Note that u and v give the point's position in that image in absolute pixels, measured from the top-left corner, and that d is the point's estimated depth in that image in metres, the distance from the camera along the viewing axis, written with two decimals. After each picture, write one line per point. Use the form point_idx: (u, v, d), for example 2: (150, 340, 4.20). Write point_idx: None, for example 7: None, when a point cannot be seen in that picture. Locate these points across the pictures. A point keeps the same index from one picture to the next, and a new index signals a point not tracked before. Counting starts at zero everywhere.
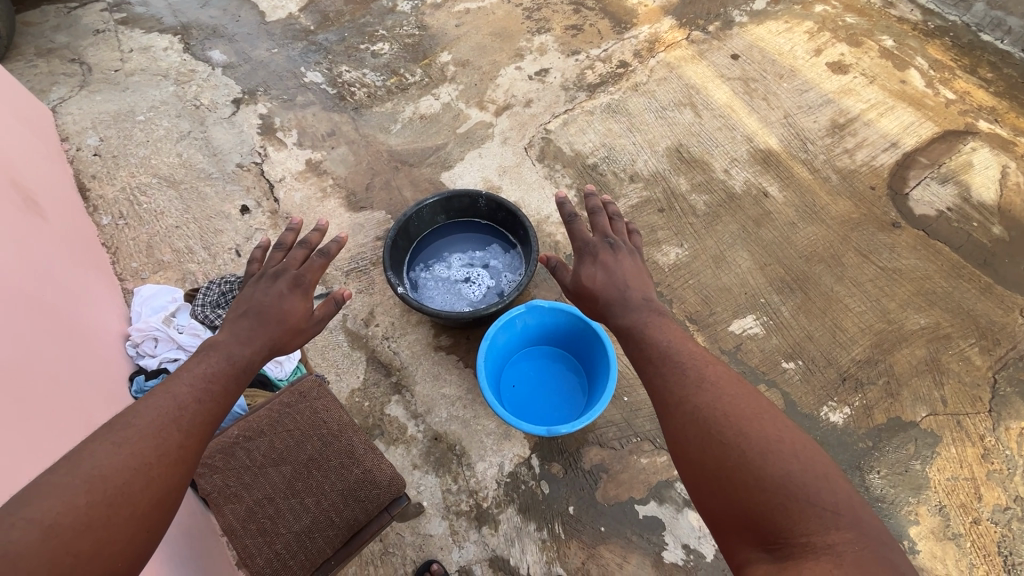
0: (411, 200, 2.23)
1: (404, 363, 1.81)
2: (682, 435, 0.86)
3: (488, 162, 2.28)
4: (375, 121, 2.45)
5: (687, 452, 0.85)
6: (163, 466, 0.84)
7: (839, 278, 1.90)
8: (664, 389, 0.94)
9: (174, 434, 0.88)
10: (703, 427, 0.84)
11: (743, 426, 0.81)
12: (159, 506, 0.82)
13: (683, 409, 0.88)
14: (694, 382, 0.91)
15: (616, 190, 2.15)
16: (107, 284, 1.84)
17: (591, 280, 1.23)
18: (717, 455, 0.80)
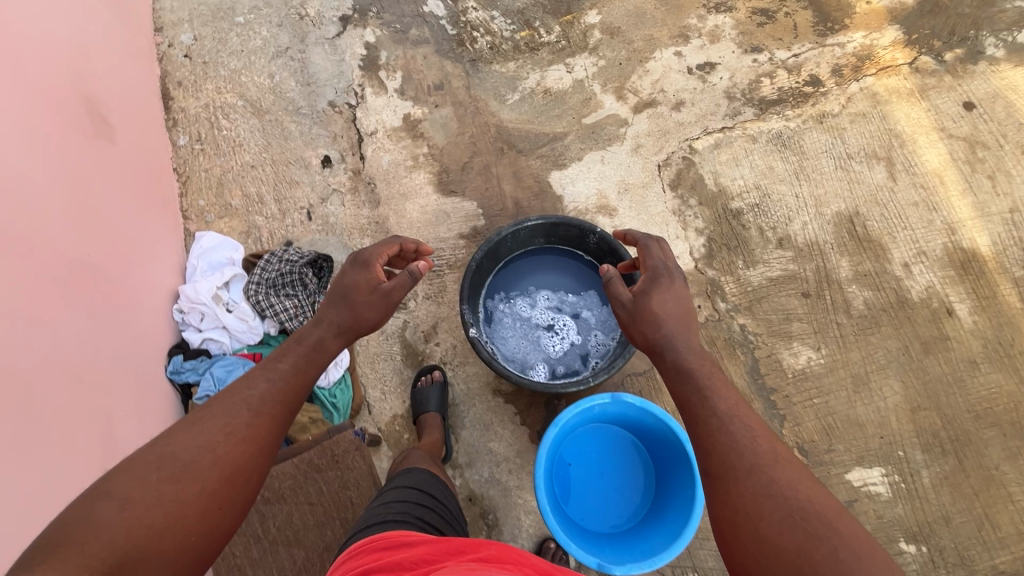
0: (509, 196, 1.90)
1: (456, 400, 1.61)
2: (751, 507, 0.80)
3: (610, 171, 1.89)
4: (492, 82, 2.06)
5: (751, 523, 0.78)
6: (229, 443, 0.85)
7: (1011, 454, 1.49)
8: (733, 452, 0.87)
9: (243, 412, 0.90)
10: (779, 507, 0.78)
11: (827, 516, 0.75)
12: (229, 485, 0.83)
13: (753, 480, 0.82)
14: (769, 454, 0.85)
15: (757, 253, 1.73)
16: (166, 227, 1.69)
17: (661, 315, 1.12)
18: (793, 537, 0.74)
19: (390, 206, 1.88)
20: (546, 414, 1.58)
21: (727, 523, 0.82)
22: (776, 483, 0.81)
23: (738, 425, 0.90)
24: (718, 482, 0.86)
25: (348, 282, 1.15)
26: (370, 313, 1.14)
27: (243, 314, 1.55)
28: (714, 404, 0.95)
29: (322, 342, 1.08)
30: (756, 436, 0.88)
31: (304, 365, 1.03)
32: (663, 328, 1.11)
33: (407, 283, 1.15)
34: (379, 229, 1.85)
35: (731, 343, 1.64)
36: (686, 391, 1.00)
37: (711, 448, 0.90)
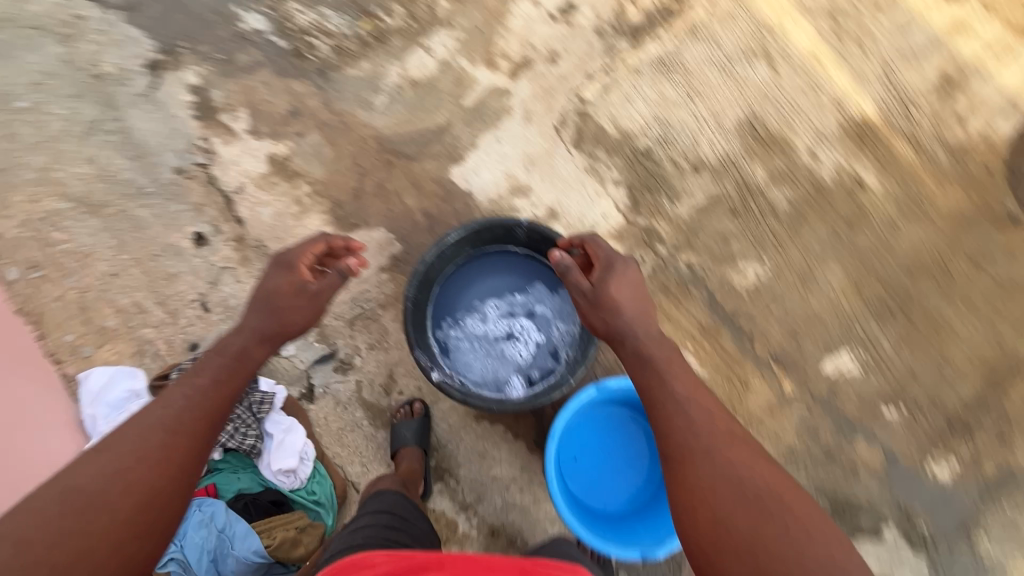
0: (416, 209, 1.75)
1: (442, 442, 1.52)
2: (709, 486, 0.87)
3: (509, 149, 1.78)
4: (351, 91, 1.85)
5: (709, 504, 0.86)
6: (143, 468, 0.88)
7: (947, 295, 1.59)
8: (689, 433, 0.94)
9: (158, 433, 0.93)
10: (734, 486, 0.86)
11: (778, 494, 0.85)
12: (147, 510, 0.87)
13: (712, 462, 0.90)
14: (726, 435, 0.94)
15: (677, 186, 1.71)
16: (31, 389, 1.45)
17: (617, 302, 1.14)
18: (746, 513, 0.83)
19: None
20: (536, 420, 1.52)
21: (683, 503, 0.89)
22: (730, 464, 0.89)
23: (697, 409, 0.97)
24: (678, 466, 0.92)
25: (271, 285, 1.19)
26: (296, 316, 1.19)
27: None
28: (673, 389, 1.02)
29: (246, 350, 1.13)
30: (714, 418, 0.96)
31: (225, 376, 1.07)
32: (624, 313, 1.14)
33: (340, 281, 1.25)
34: None
35: (683, 283, 1.63)
36: (646, 377, 1.06)
37: (671, 435, 0.95)
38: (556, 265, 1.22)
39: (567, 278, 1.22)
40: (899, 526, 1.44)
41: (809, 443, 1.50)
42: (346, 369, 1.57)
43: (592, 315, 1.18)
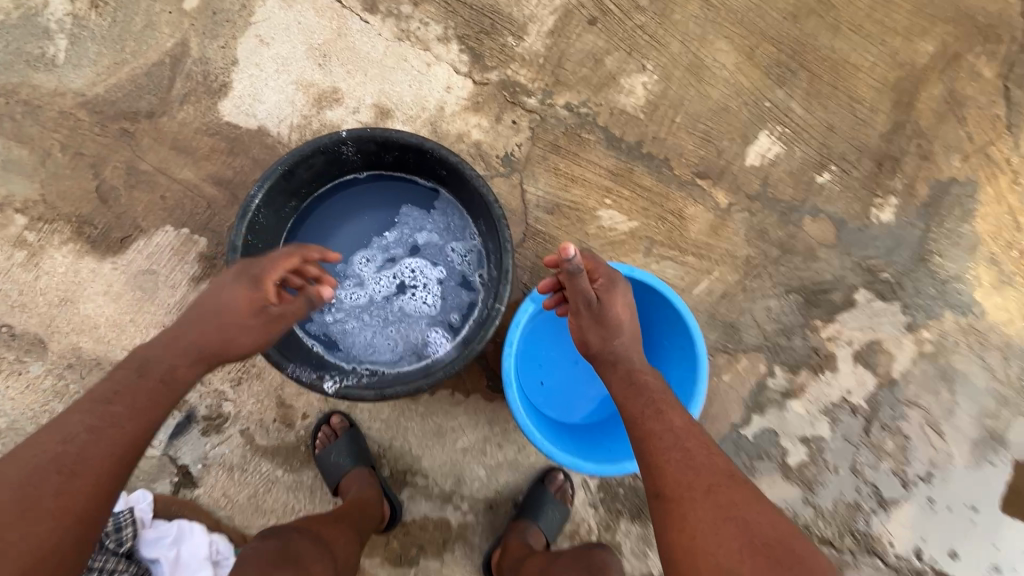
0: (198, 180, 1.22)
1: (386, 443, 1.20)
2: (708, 534, 0.70)
3: (284, 48, 1.26)
4: (6, 53, 1.20)
5: (710, 552, 0.69)
6: (22, 525, 0.64)
7: (837, 27, 1.41)
8: (689, 471, 0.78)
9: (50, 478, 0.68)
10: (739, 532, 0.70)
11: (788, 541, 0.69)
12: None
13: (713, 501, 0.74)
14: (730, 473, 0.78)
15: (515, 14, 1.31)
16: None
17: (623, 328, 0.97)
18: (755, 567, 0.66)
19: (63, 330, 1.15)
20: (482, 365, 1.25)
21: (678, 552, 0.71)
22: (736, 507, 0.72)
23: (696, 445, 0.81)
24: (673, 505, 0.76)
25: (219, 298, 0.89)
26: (244, 338, 0.89)
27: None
28: (671, 417, 0.86)
29: (173, 371, 0.84)
30: (713, 454, 0.80)
31: (145, 401, 0.78)
32: (622, 338, 0.98)
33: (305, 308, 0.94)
34: (79, 368, 1.13)
35: (571, 133, 1.32)
36: (639, 405, 0.90)
37: (667, 467, 0.79)
38: (566, 268, 0.89)
39: (571, 285, 0.93)
40: (867, 286, 1.37)
41: (763, 247, 1.35)
42: (219, 425, 1.16)
43: (586, 327, 0.99)
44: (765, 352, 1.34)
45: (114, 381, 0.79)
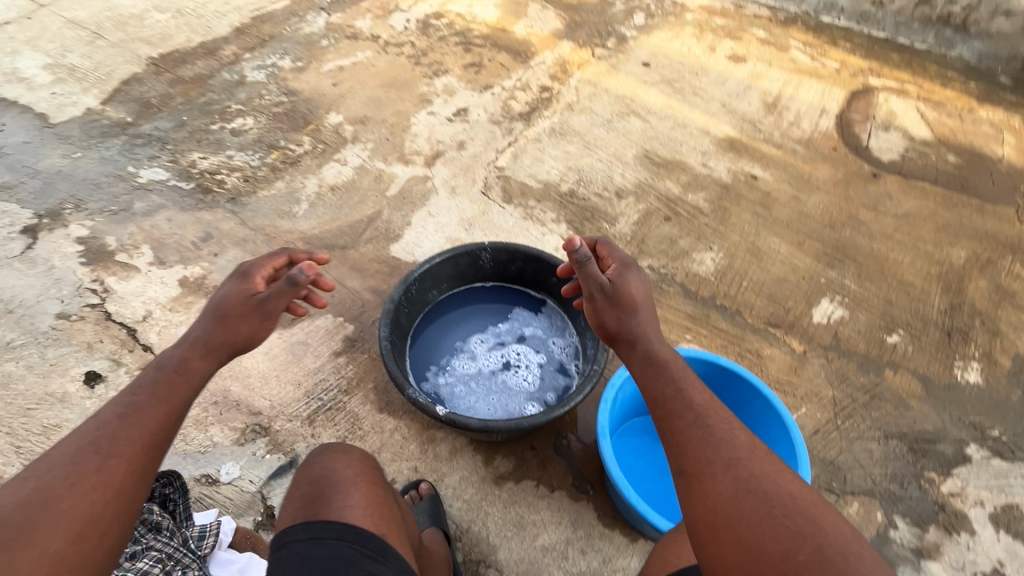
0: (362, 288, 1.60)
1: (463, 526, 1.15)
2: (731, 506, 0.71)
3: (445, 218, 1.79)
4: (267, 207, 1.81)
5: (733, 524, 0.70)
6: (74, 494, 0.64)
7: (871, 235, 1.75)
8: (709, 448, 0.78)
9: (91, 455, 0.68)
10: (760, 505, 0.69)
11: (809, 510, 0.68)
12: (82, 540, 0.63)
13: (732, 475, 0.74)
14: (750, 447, 0.77)
15: (611, 211, 1.81)
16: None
17: (637, 297, 1.03)
18: (775, 534, 0.66)
19: None
20: (568, 463, 1.24)
21: (704, 526, 0.72)
22: (754, 481, 0.72)
23: (716, 420, 0.81)
24: (695, 481, 0.76)
25: (219, 298, 0.96)
26: (243, 328, 0.94)
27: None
28: (689, 396, 0.86)
29: (187, 363, 0.86)
30: (735, 429, 0.80)
31: (165, 390, 0.80)
32: (641, 316, 1.00)
33: (286, 287, 0.95)
34: (222, 406, 1.29)
35: (654, 284, 1.61)
36: (660, 384, 0.89)
37: (687, 444, 0.79)
38: (576, 257, 1.05)
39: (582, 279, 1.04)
40: (978, 442, 1.31)
41: (849, 390, 1.39)
42: None
43: (603, 311, 1.03)
44: (879, 499, 1.23)
45: (136, 379, 0.81)
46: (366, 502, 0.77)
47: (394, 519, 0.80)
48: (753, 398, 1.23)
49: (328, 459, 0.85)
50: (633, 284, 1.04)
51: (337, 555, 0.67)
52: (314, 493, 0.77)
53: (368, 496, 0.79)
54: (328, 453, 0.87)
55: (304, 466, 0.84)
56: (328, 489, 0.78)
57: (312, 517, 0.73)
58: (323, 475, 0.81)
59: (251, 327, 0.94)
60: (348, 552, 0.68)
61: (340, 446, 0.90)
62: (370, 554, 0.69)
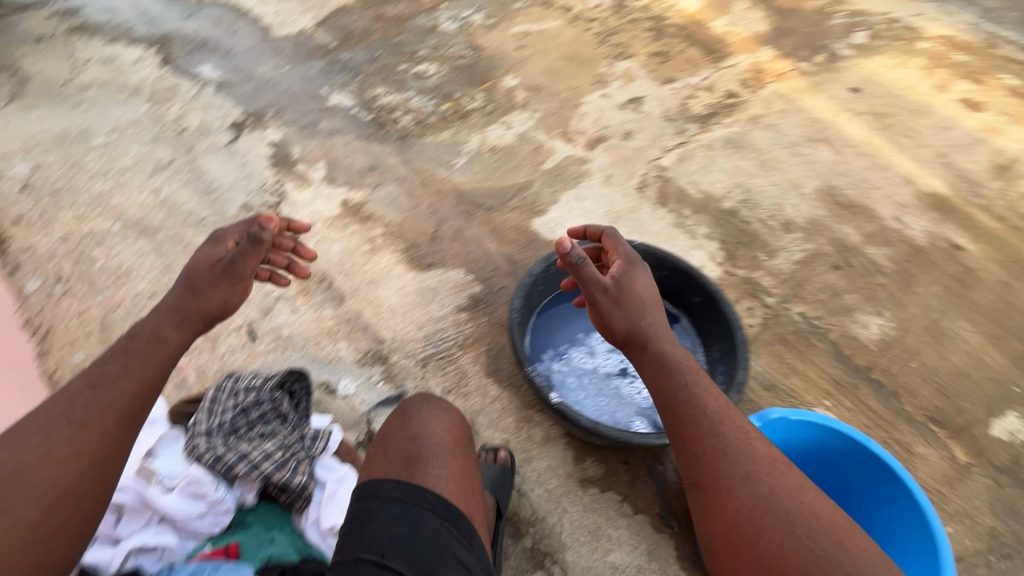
0: (498, 253, 1.62)
1: (539, 514, 1.13)
2: (748, 520, 0.76)
3: (592, 205, 1.74)
4: (430, 153, 1.87)
5: (752, 540, 0.76)
6: (46, 467, 0.69)
7: None
8: (726, 460, 0.82)
9: (61, 428, 0.72)
10: (774, 518, 0.75)
11: (825, 527, 0.73)
12: (58, 509, 0.69)
13: (750, 490, 0.78)
14: (767, 461, 0.81)
15: (772, 242, 1.64)
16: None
17: (644, 299, 1.00)
18: (791, 549, 0.72)
19: None
20: (659, 490, 1.17)
21: (722, 536, 0.79)
22: (773, 497, 0.77)
23: (732, 431, 0.84)
24: (712, 493, 0.82)
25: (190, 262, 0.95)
26: (216, 295, 0.92)
27: (197, 485, 0.90)
28: (704, 403, 0.88)
29: (160, 332, 0.86)
30: (751, 440, 0.84)
31: (138, 359, 0.82)
32: (648, 316, 0.99)
33: (251, 247, 0.92)
34: (354, 323, 1.39)
35: (802, 335, 1.45)
36: (675, 388, 0.91)
37: (706, 456, 0.83)
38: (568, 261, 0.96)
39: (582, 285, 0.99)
40: None
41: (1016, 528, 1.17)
42: None
43: (611, 314, 0.99)
44: None
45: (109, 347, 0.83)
46: (457, 474, 0.76)
47: (478, 489, 0.80)
48: (897, 499, 1.06)
49: (430, 419, 0.84)
50: (637, 285, 1.01)
51: (428, 529, 0.67)
52: (412, 455, 0.77)
53: (462, 468, 0.79)
54: (432, 410, 0.86)
55: (408, 420, 0.83)
56: (427, 452, 0.77)
57: (408, 480, 0.72)
58: (421, 435, 0.80)
59: (226, 290, 0.93)
60: (438, 528, 0.68)
61: (442, 405, 0.90)
62: (458, 534, 0.69)
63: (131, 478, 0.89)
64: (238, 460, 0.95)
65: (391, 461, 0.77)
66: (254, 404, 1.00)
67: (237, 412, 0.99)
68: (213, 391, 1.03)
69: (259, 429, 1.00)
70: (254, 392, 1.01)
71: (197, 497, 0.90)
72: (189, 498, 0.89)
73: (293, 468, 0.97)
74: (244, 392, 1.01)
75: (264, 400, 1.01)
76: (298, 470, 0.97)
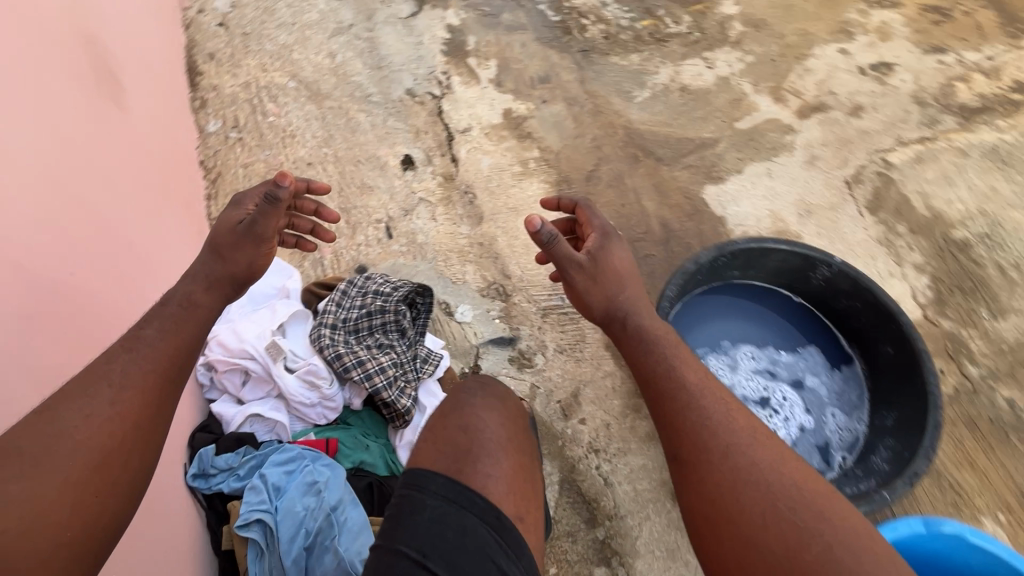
0: (655, 214, 1.42)
1: (619, 510, 1.06)
2: (732, 496, 0.64)
3: (782, 188, 1.46)
4: (612, 76, 1.63)
5: (734, 521, 0.63)
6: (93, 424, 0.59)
7: None
8: (704, 431, 0.69)
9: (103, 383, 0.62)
10: (761, 498, 0.63)
11: (817, 505, 0.61)
12: (108, 466, 0.58)
13: (731, 463, 0.66)
14: (750, 431, 0.68)
15: (1003, 299, 1.29)
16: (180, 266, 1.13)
17: (622, 272, 0.88)
18: (780, 532, 0.60)
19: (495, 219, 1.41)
20: None
21: (700, 516, 0.66)
22: (754, 469, 0.65)
23: (712, 398, 0.72)
24: (690, 467, 0.68)
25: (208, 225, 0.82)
26: (240, 259, 0.80)
27: (313, 377, 0.93)
28: (683, 374, 0.76)
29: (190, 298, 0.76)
30: (734, 409, 0.72)
31: (172, 322, 0.72)
32: (627, 289, 0.87)
33: (272, 202, 0.78)
34: (485, 250, 1.32)
35: (1001, 425, 1.17)
36: (652, 360, 0.79)
37: (682, 426, 0.71)
38: (540, 236, 0.83)
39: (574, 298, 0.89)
40: None
41: None
42: (524, 366, 1.19)
43: (586, 292, 0.88)
44: None
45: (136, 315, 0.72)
46: (515, 476, 0.63)
47: (536, 491, 0.67)
48: None
49: (488, 400, 0.70)
50: (617, 260, 0.89)
51: (474, 539, 0.55)
52: (464, 445, 0.63)
53: (521, 468, 0.65)
54: (492, 390, 0.72)
55: (463, 400, 0.70)
56: (481, 445, 0.64)
57: (455, 474, 0.60)
58: (475, 425, 0.66)
59: (253, 257, 0.81)
60: (485, 538, 0.56)
61: (496, 381, 0.76)
62: (507, 548, 0.56)
63: (262, 349, 0.93)
64: (353, 363, 0.95)
65: (442, 449, 0.64)
66: (379, 311, 1.02)
67: (362, 314, 1.02)
68: (346, 285, 1.06)
69: (378, 337, 1.01)
70: (383, 300, 1.02)
71: (312, 389, 0.93)
72: (306, 386, 0.93)
73: (400, 389, 0.96)
74: (374, 296, 1.03)
75: (389, 309, 1.02)
76: (403, 394, 0.96)
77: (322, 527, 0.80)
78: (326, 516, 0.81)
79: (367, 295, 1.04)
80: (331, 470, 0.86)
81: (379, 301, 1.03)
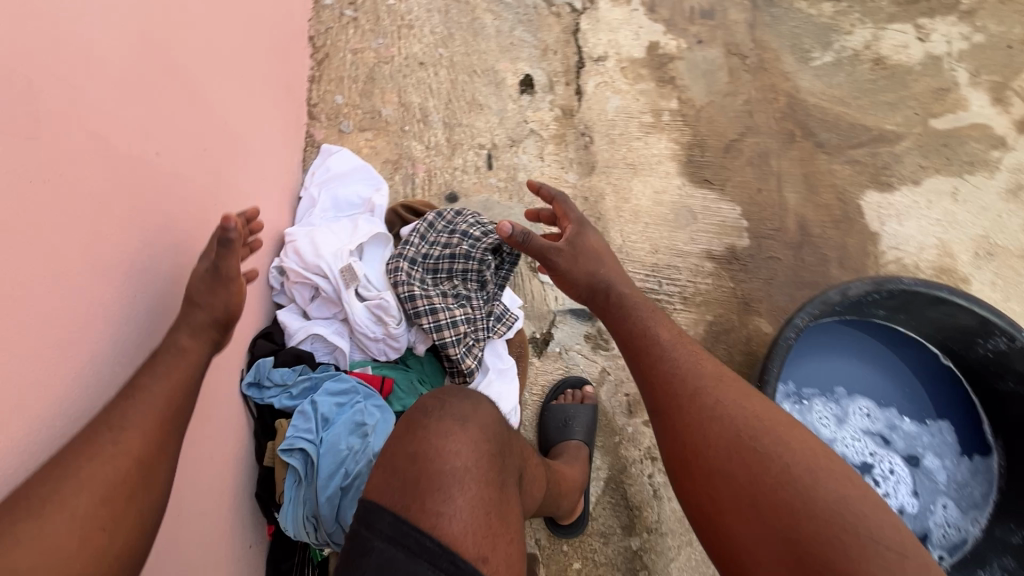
0: (796, 212, 1.19)
1: (661, 525, 0.98)
2: (699, 430, 0.64)
3: (965, 215, 1.18)
4: (791, 27, 1.33)
5: (706, 461, 0.63)
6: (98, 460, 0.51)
7: None
8: (676, 377, 0.69)
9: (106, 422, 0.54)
10: (727, 430, 0.63)
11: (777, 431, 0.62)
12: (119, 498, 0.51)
13: (701, 405, 0.66)
14: (715, 376, 0.69)
15: None
16: (285, 163, 1.05)
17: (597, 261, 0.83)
18: (744, 459, 0.60)
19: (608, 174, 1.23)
20: None
21: (677, 462, 0.66)
22: (721, 409, 0.65)
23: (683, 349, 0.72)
24: (666, 418, 0.68)
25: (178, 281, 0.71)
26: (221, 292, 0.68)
27: (381, 312, 0.87)
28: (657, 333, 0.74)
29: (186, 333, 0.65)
30: (700, 358, 0.71)
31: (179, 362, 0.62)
32: (606, 264, 0.83)
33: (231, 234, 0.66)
34: (589, 209, 1.17)
35: None
36: (628, 326, 0.76)
37: (657, 378, 0.70)
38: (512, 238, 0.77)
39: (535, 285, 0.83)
40: None
41: None
42: (599, 348, 1.07)
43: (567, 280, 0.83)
44: None
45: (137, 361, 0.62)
46: (475, 512, 0.54)
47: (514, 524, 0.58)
48: None
49: (444, 428, 0.58)
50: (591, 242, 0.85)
51: None
52: (411, 477, 0.55)
53: (487, 502, 0.55)
54: (451, 413, 0.59)
55: (414, 427, 0.58)
56: (428, 477, 0.55)
57: (403, 512, 0.53)
58: (423, 452, 0.57)
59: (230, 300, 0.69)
60: None
61: (462, 397, 0.62)
62: None
63: (336, 270, 0.88)
64: (425, 309, 0.87)
65: (389, 481, 0.55)
66: (463, 256, 0.93)
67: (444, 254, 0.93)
68: (434, 217, 0.97)
69: (455, 284, 0.93)
70: (470, 245, 0.92)
71: (378, 324, 0.88)
72: (372, 320, 0.88)
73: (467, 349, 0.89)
74: (461, 238, 0.94)
75: (474, 257, 0.93)
76: (469, 355, 0.89)
77: (361, 473, 0.76)
78: (367, 462, 0.77)
79: (454, 234, 0.94)
80: (381, 413, 0.82)
81: (465, 245, 0.93)
